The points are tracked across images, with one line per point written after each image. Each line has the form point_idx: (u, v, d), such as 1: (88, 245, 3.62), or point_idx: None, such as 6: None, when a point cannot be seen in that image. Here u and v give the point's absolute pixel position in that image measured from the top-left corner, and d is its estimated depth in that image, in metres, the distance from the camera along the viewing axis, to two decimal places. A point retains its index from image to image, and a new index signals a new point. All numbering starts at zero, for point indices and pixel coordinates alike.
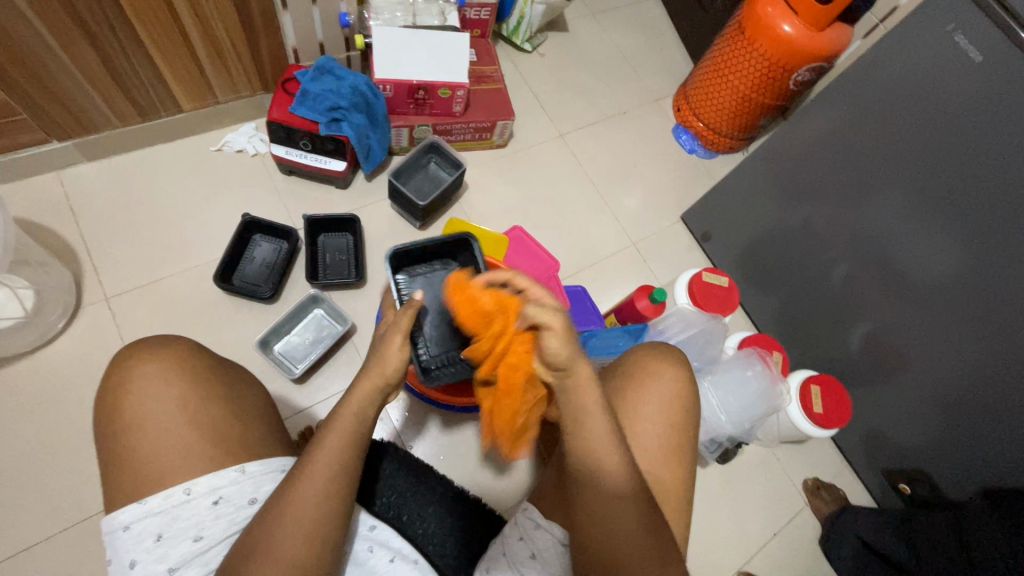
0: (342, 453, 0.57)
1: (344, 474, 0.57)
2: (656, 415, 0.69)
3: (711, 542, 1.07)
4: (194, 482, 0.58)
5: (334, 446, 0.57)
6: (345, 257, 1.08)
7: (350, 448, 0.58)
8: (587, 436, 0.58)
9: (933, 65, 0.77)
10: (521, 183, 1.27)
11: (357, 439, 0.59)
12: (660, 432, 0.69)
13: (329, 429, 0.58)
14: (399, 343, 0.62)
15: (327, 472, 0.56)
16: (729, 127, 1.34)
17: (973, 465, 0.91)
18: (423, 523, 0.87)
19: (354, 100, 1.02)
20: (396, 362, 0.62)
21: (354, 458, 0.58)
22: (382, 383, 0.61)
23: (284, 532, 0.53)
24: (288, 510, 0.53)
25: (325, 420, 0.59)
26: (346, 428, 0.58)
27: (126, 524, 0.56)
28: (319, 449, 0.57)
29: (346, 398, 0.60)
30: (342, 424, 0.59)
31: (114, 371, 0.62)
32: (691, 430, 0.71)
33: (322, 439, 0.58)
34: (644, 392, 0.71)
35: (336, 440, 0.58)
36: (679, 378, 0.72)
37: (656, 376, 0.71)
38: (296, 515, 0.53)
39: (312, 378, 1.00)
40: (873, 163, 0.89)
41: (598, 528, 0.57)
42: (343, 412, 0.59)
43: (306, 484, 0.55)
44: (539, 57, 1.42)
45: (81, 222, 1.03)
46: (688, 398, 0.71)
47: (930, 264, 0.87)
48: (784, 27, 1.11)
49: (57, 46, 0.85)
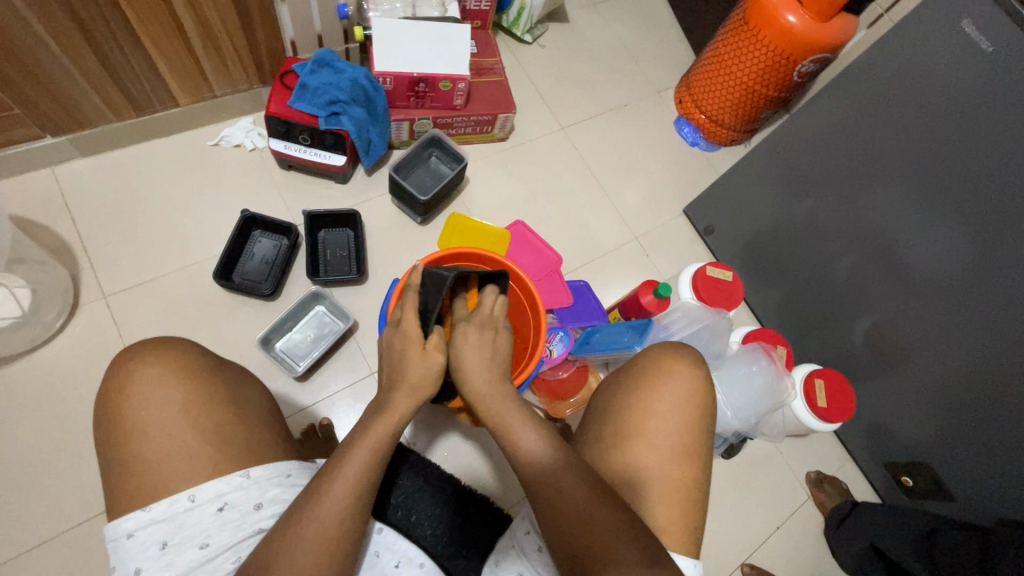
0: (371, 467, 0.57)
1: (369, 489, 0.57)
2: (672, 413, 0.69)
3: (715, 536, 1.07)
4: (199, 489, 0.57)
5: (360, 459, 0.57)
6: (346, 253, 1.07)
7: (377, 461, 0.57)
8: (528, 447, 0.59)
9: (944, 57, 0.76)
10: (522, 178, 1.26)
11: (384, 449, 0.58)
12: (672, 430, 0.68)
13: (357, 442, 0.58)
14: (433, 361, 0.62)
15: (356, 486, 0.55)
16: (732, 118, 1.33)
17: (979, 459, 0.91)
18: (432, 524, 0.92)
19: (353, 93, 1.01)
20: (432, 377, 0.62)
21: (379, 471, 0.58)
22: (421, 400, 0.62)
23: (307, 547, 0.52)
24: (314, 525, 0.53)
25: (353, 432, 0.59)
26: (376, 440, 0.58)
27: (130, 532, 0.55)
28: (347, 461, 0.56)
29: (379, 414, 0.60)
30: (371, 437, 0.58)
31: (115, 376, 0.60)
32: (705, 429, 0.70)
33: (350, 452, 0.57)
34: (659, 390, 0.70)
35: (364, 452, 0.57)
36: (694, 377, 0.71)
37: (669, 374, 0.71)
38: (322, 532, 0.53)
39: (315, 376, 1.00)
40: (881, 156, 0.88)
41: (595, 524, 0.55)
42: (376, 425, 0.59)
43: (332, 502, 0.54)
44: (539, 49, 1.41)
45: (77, 218, 1.02)
46: (706, 398, 0.71)
47: (936, 258, 0.86)
48: (788, 17, 1.09)
49: (49, 39, 0.83)
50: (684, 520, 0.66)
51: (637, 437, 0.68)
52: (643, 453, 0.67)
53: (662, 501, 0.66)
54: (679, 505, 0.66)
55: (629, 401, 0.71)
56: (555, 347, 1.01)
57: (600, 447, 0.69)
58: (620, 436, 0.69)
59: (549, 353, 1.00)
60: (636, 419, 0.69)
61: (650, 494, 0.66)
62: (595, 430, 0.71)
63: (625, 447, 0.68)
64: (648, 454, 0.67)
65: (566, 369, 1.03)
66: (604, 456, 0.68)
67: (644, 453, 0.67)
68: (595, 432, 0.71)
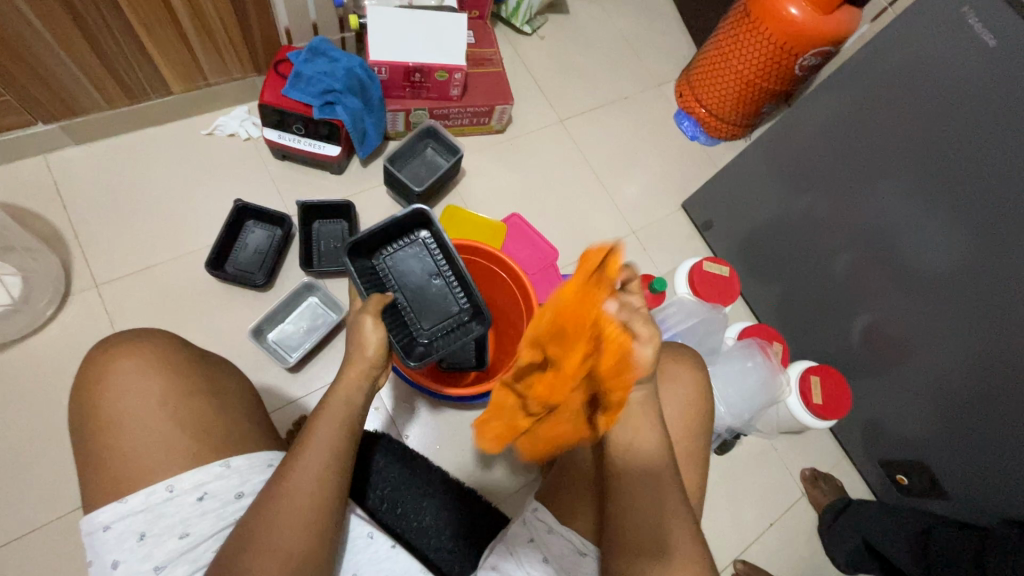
0: (336, 440, 0.58)
1: (338, 462, 0.57)
2: (672, 417, 0.68)
3: (708, 532, 1.07)
4: (178, 479, 0.57)
5: (324, 434, 0.58)
6: (340, 244, 1.06)
7: (341, 434, 0.59)
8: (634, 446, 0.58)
9: (947, 51, 0.75)
10: (520, 171, 1.25)
11: (346, 423, 0.60)
12: (675, 437, 0.68)
13: (318, 418, 0.59)
14: (371, 325, 0.65)
15: (320, 456, 0.57)
16: (733, 112, 1.31)
17: (977, 460, 0.90)
18: (419, 516, 0.91)
19: (348, 83, 1.00)
20: (374, 343, 0.64)
21: (345, 442, 0.59)
22: (368, 367, 0.64)
23: (279, 517, 0.53)
24: (284, 495, 0.54)
25: (313, 410, 0.60)
26: (336, 415, 0.60)
27: (107, 523, 0.55)
28: (312, 434, 0.58)
29: (331, 389, 0.62)
30: (331, 410, 0.60)
31: (90, 368, 0.60)
32: (703, 432, 0.70)
33: (314, 425, 0.59)
34: (660, 393, 0.69)
35: (326, 427, 0.58)
36: (695, 381, 0.70)
37: (675, 380, 0.70)
38: (291, 501, 0.54)
39: (306, 367, 0.99)
40: (880, 152, 0.87)
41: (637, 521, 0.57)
42: (332, 398, 0.61)
43: (299, 472, 0.55)
44: (538, 40, 1.39)
45: (69, 207, 1.01)
46: (705, 400, 0.70)
47: (936, 255, 0.85)
48: (790, 10, 1.08)
49: (40, 25, 0.82)
50: None
51: None
52: None
53: None
54: None
55: None
56: None
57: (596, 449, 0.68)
58: None
59: None
60: None
61: None
62: None
63: None
64: None
65: None
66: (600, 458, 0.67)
67: None
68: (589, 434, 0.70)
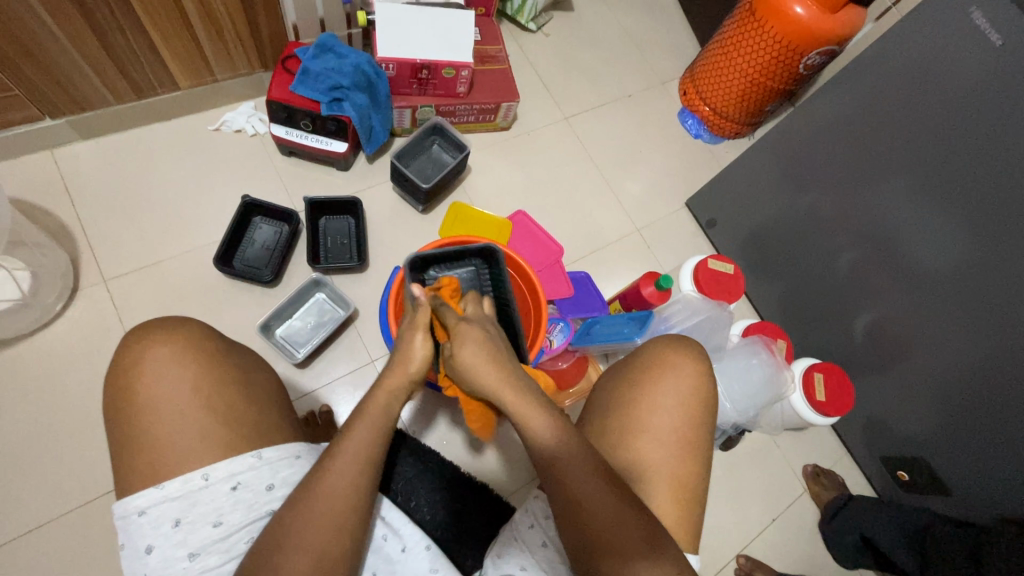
0: (373, 445, 0.58)
1: (372, 467, 0.58)
2: (676, 408, 0.69)
3: (712, 527, 1.08)
4: (213, 468, 0.57)
5: (362, 438, 0.58)
6: (346, 240, 1.06)
7: (378, 440, 0.59)
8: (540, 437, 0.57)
9: (953, 50, 0.75)
10: (525, 168, 1.25)
11: (384, 431, 0.59)
12: (676, 424, 0.68)
13: (357, 422, 0.59)
14: (422, 342, 0.62)
15: (358, 463, 0.57)
16: (737, 111, 1.32)
17: (977, 456, 0.92)
18: (431, 510, 0.92)
19: (356, 78, 1.00)
20: (420, 359, 0.62)
21: (382, 447, 0.59)
22: (408, 380, 0.62)
23: (317, 523, 0.53)
24: (323, 501, 0.54)
25: (352, 412, 0.60)
26: (376, 421, 0.59)
27: (142, 509, 0.55)
28: (348, 438, 0.58)
29: (375, 391, 0.61)
30: (367, 416, 0.59)
31: (126, 352, 0.60)
32: (708, 422, 0.70)
33: (350, 431, 0.58)
34: (661, 383, 0.70)
35: (365, 433, 0.58)
36: (698, 372, 0.71)
37: (675, 367, 0.71)
38: (329, 507, 0.54)
39: (315, 362, 1.00)
40: (886, 151, 0.88)
41: (616, 530, 0.55)
42: (370, 405, 0.60)
43: (335, 478, 0.55)
44: (544, 37, 1.39)
45: (77, 202, 1.01)
46: (708, 391, 0.71)
47: (939, 253, 0.86)
48: (796, 9, 1.09)
49: (50, 19, 0.82)
50: (681, 510, 0.66)
51: (640, 432, 0.68)
52: (646, 448, 0.67)
53: (664, 497, 0.66)
54: (678, 497, 0.66)
55: (633, 396, 0.70)
56: (555, 337, 1.01)
57: (604, 442, 0.69)
58: (623, 431, 0.68)
59: (549, 343, 1.00)
60: (639, 414, 0.69)
61: (650, 486, 0.66)
62: (596, 424, 0.71)
63: (629, 441, 0.68)
64: (653, 449, 0.67)
65: (566, 359, 1.04)
66: (606, 451, 0.68)
67: (647, 449, 0.67)
68: (596, 427, 0.71)
